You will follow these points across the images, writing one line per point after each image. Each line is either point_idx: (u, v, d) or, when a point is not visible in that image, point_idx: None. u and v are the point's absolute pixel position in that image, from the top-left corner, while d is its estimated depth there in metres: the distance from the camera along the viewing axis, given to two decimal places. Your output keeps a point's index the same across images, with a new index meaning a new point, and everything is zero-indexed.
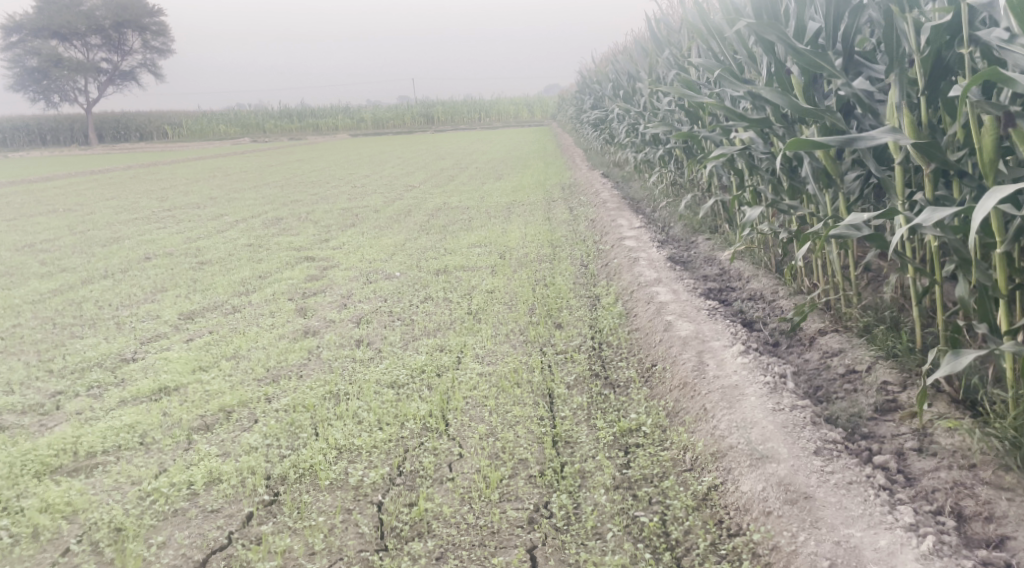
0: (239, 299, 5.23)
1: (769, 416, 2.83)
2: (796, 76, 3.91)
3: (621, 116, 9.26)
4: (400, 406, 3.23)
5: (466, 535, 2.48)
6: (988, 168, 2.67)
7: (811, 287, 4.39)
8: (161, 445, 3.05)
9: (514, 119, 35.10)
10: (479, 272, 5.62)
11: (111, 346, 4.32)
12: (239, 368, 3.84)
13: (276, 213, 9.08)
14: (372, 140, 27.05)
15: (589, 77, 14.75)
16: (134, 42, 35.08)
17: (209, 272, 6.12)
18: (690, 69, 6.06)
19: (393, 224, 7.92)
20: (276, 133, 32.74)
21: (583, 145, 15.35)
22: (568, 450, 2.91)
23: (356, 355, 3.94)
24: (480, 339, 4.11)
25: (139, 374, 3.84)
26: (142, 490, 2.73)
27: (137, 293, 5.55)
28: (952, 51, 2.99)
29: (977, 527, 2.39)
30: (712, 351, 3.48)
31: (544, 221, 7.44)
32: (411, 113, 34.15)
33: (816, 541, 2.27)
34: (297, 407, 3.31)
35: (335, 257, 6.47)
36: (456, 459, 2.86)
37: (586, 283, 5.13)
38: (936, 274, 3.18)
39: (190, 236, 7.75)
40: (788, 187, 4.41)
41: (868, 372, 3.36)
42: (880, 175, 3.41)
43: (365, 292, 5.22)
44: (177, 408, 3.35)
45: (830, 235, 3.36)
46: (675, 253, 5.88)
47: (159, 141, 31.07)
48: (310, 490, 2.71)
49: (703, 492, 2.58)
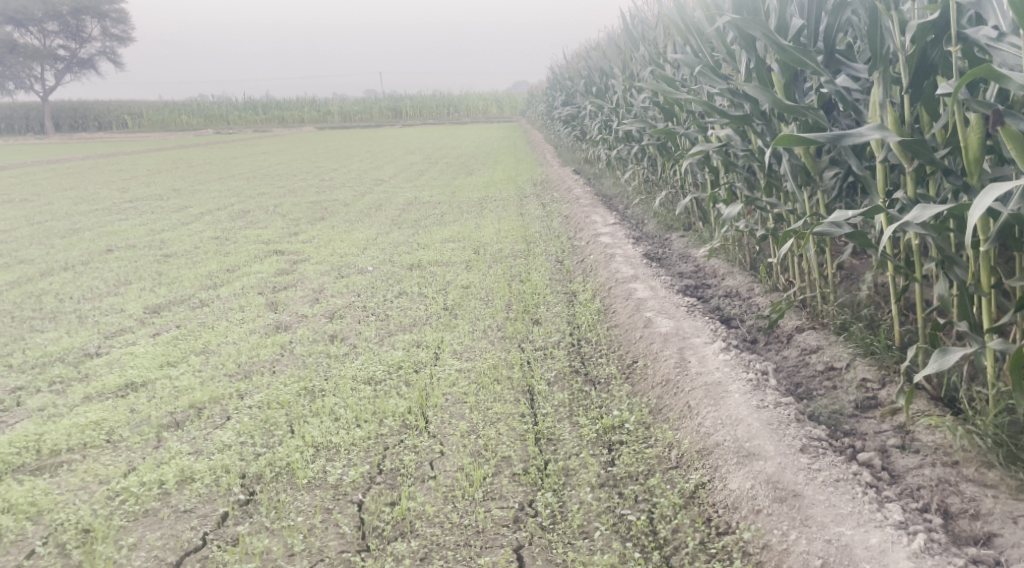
0: (208, 293, 5.10)
1: (754, 413, 2.81)
2: (777, 73, 3.89)
3: (593, 112, 9.26)
4: (378, 403, 3.16)
5: (451, 535, 2.42)
6: (973, 166, 2.71)
7: (787, 284, 4.39)
8: (129, 442, 2.94)
9: (482, 114, 35.05)
10: (454, 267, 5.56)
11: (73, 340, 4.17)
12: (209, 364, 3.74)
13: (242, 205, 8.92)
14: (338, 132, 26.78)
15: (559, 73, 14.75)
16: (93, 29, 34.31)
17: (175, 264, 5.97)
18: (666, 65, 6.05)
19: (364, 218, 7.81)
20: (241, 125, 32.31)
21: (553, 142, 15.33)
22: (551, 448, 2.86)
23: (330, 351, 3.85)
24: (458, 335, 4.05)
25: (104, 370, 3.71)
26: (111, 490, 2.62)
27: (100, 286, 5.38)
28: (937, 49, 2.98)
29: (964, 524, 2.38)
30: (694, 348, 3.46)
31: (517, 216, 7.39)
32: (378, 106, 33.87)
33: (807, 540, 2.25)
34: (271, 403, 3.22)
35: (306, 250, 6.36)
36: (437, 457, 2.80)
37: (562, 278, 5.10)
38: (918, 272, 3.15)
39: (154, 228, 7.57)
40: (765, 184, 4.40)
41: (847, 369, 3.36)
42: (861, 172, 3.40)
43: (338, 286, 5.13)
44: (146, 404, 3.24)
45: (812, 232, 3.32)
46: (650, 249, 5.88)
47: (119, 132, 30.44)
48: (288, 489, 2.63)
49: (690, 490, 2.55)
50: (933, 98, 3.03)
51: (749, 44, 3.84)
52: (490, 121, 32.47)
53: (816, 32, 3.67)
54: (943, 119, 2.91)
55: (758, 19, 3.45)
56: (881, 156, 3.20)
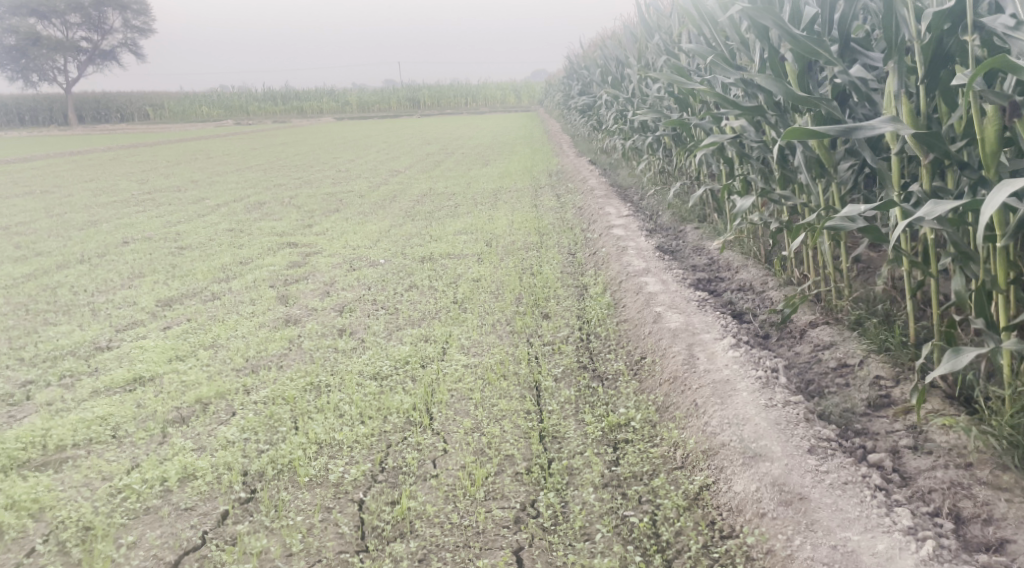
0: (220, 286, 5.11)
1: (762, 413, 2.76)
2: (790, 62, 3.80)
3: (609, 102, 9.17)
4: (383, 399, 3.14)
5: (451, 535, 2.40)
6: (989, 160, 2.62)
7: (802, 277, 4.32)
8: (134, 438, 2.95)
9: (501, 104, 34.92)
10: (465, 260, 5.53)
11: (85, 334, 4.19)
12: (218, 358, 3.74)
13: (258, 197, 8.93)
14: (355, 123, 26.82)
15: (577, 61, 14.64)
16: (114, 20, 34.52)
17: (188, 257, 5.99)
18: (681, 54, 5.97)
19: (378, 210, 7.79)
20: (261, 116, 32.43)
21: (570, 132, 15.25)
22: (555, 446, 2.83)
23: (337, 345, 3.84)
24: (466, 329, 4.02)
25: (113, 364, 3.72)
26: (113, 487, 2.63)
27: (114, 279, 5.41)
28: (953, 39, 2.89)
29: (976, 529, 2.32)
30: (703, 344, 3.41)
31: (531, 208, 7.35)
32: (397, 96, 33.84)
33: (812, 545, 2.20)
34: (276, 399, 3.21)
35: (318, 242, 6.36)
36: (440, 455, 2.77)
37: (574, 272, 5.05)
38: (933, 269, 3.07)
39: (170, 220, 7.60)
40: (780, 176, 4.32)
41: (861, 366, 3.30)
42: (875, 165, 3.33)
43: (348, 279, 5.11)
44: (152, 399, 3.25)
45: (825, 227, 3.25)
46: (663, 242, 5.81)
47: (141, 123, 30.63)
48: (289, 488, 2.62)
49: (694, 491, 2.51)
50: (949, 89, 2.94)
51: (763, 33, 3.74)
52: (508, 110, 32.37)
53: (830, 20, 3.55)
54: (959, 110, 2.82)
55: (770, 9, 3.37)
56: (896, 149, 3.12)
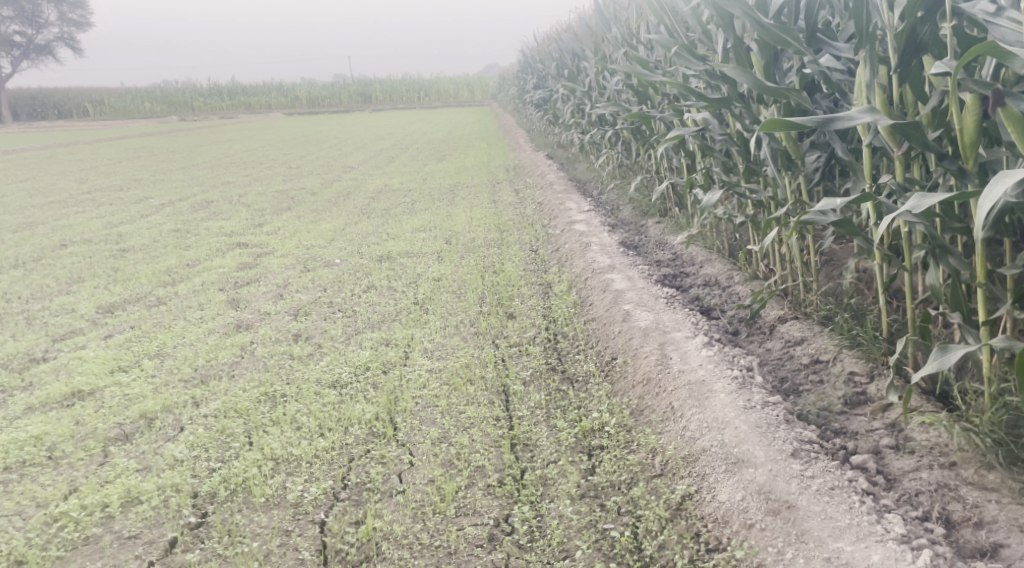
0: (165, 290, 4.85)
1: (741, 415, 2.66)
2: (757, 53, 3.70)
3: (565, 96, 9.08)
4: (344, 409, 2.96)
5: (421, 557, 2.25)
6: (970, 151, 2.54)
7: (768, 272, 4.24)
8: (72, 460, 2.73)
9: (454, 99, 34.71)
10: (425, 258, 5.35)
11: (18, 345, 3.91)
12: (164, 368, 3.51)
13: (205, 196, 8.62)
14: (302, 119, 26.33)
15: (530, 56, 14.53)
16: (50, 14, 33.36)
17: (131, 260, 5.70)
18: (639, 45, 5.87)
19: (332, 207, 7.57)
20: (207, 111, 31.63)
21: (525, 126, 15.14)
22: (527, 454, 2.70)
23: (293, 352, 3.64)
24: (428, 331, 3.86)
25: (50, 377, 3.47)
26: (48, 516, 2.43)
27: (50, 284, 5.12)
28: (929, 25, 2.76)
29: (968, 535, 2.24)
30: (676, 343, 3.30)
31: (489, 204, 7.20)
32: (347, 92, 33.41)
33: (805, 558, 2.11)
34: (228, 412, 3.01)
35: (270, 242, 6.12)
36: (406, 468, 2.62)
37: (537, 269, 4.91)
38: (907, 262, 2.94)
39: (111, 221, 7.28)
40: (743, 170, 4.20)
41: (834, 362, 3.21)
42: (846, 157, 3.25)
43: (303, 280, 4.91)
44: (92, 416, 3.02)
45: (797, 223, 3.14)
46: (626, 236, 5.72)
47: (81, 120, 29.69)
48: (243, 510, 2.44)
49: (677, 501, 2.40)
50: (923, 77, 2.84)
51: (728, 22, 3.64)
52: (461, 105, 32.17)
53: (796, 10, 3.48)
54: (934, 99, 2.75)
55: None
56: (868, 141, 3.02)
